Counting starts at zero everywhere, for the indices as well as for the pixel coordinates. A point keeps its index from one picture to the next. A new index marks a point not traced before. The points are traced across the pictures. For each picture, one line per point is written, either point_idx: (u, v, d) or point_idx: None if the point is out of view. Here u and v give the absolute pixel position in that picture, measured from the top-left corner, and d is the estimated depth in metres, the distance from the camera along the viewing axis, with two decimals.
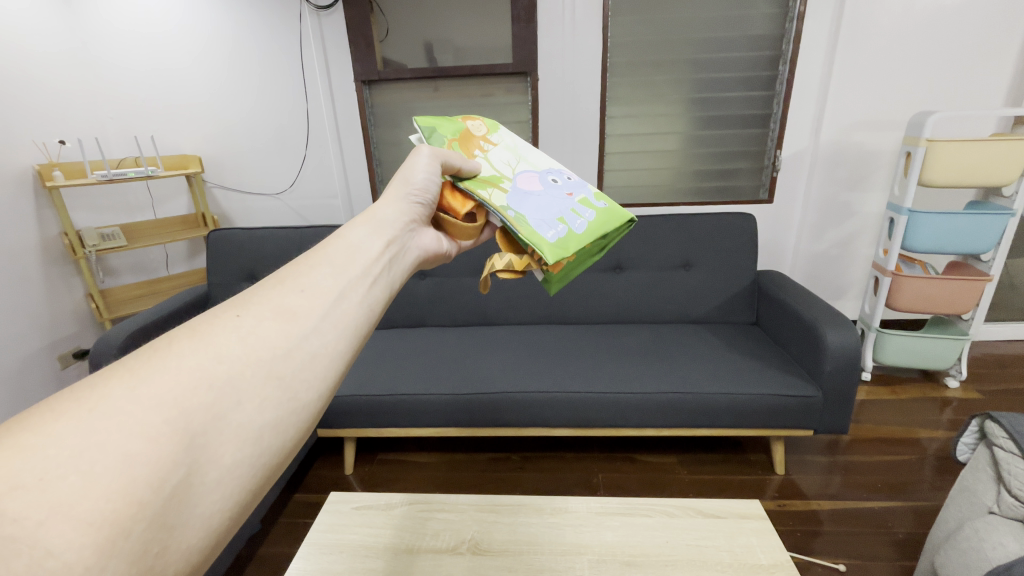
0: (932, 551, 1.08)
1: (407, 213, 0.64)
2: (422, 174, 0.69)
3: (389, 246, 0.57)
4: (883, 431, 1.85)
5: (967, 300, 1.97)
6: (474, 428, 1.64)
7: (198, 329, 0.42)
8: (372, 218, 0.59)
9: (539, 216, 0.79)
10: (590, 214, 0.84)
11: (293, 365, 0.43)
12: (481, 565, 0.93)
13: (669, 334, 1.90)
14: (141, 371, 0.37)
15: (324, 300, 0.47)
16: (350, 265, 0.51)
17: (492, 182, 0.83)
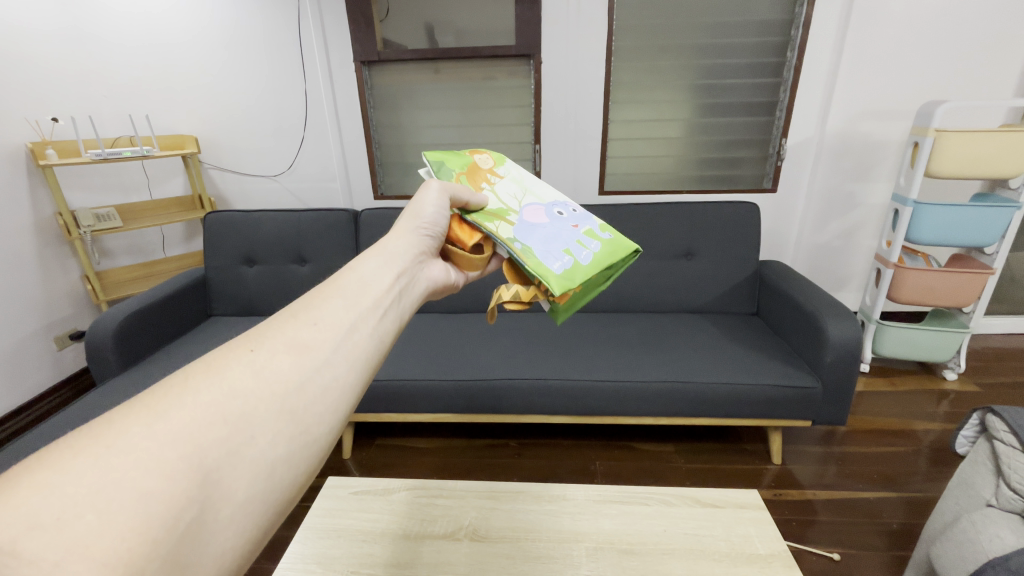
0: (928, 542, 1.08)
1: (416, 246, 0.64)
2: (432, 208, 0.69)
3: (400, 278, 0.58)
4: (879, 423, 1.86)
5: (970, 293, 1.96)
6: (472, 415, 1.64)
7: (213, 365, 0.41)
8: (383, 250, 0.60)
9: (545, 248, 0.77)
10: (595, 245, 0.83)
11: (305, 401, 0.43)
12: (478, 552, 0.93)
13: (669, 324, 1.89)
14: (158, 406, 0.37)
15: (338, 331, 0.47)
16: (361, 298, 0.52)
17: (500, 215, 0.80)
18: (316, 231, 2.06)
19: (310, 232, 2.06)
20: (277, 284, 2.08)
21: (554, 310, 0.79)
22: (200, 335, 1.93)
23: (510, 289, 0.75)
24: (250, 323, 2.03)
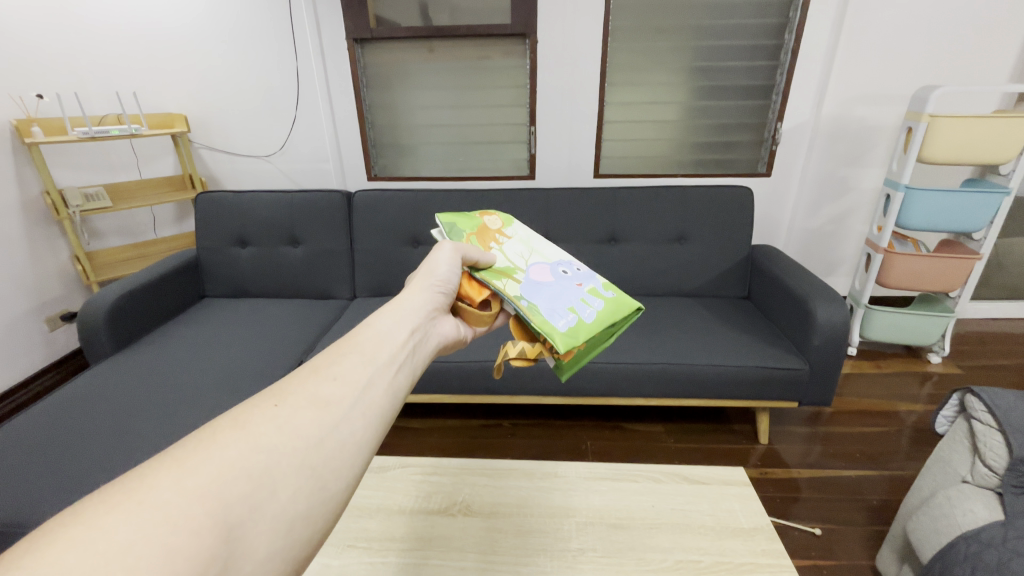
0: (905, 517, 1.13)
1: (430, 301, 0.65)
2: (446, 265, 0.71)
3: (414, 333, 0.58)
4: (864, 404, 1.90)
5: (957, 278, 2.00)
6: (466, 396, 1.66)
7: (240, 419, 0.41)
8: (400, 306, 0.61)
9: (551, 305, 0.77)
10: (599, 303, 0.82)
11: (324, 455, 0.42)
12: (472, 527, 0.96)
13: (662, 308, 1.91)
14: (188, 461, 0.36)
15: (358, 386, 0.48)
16: (377, 353, 0.52)
17: (506, 273, 0.81)
18: (308, 212, 2.05)
19: (303, 213, 2.05)
20: (271, 266, 2.08)
21: (558, 366, 0.76)
22: (194, 316, 1.92)
23: (516, 346, 0.76)
24: (244, 305, 2.03)
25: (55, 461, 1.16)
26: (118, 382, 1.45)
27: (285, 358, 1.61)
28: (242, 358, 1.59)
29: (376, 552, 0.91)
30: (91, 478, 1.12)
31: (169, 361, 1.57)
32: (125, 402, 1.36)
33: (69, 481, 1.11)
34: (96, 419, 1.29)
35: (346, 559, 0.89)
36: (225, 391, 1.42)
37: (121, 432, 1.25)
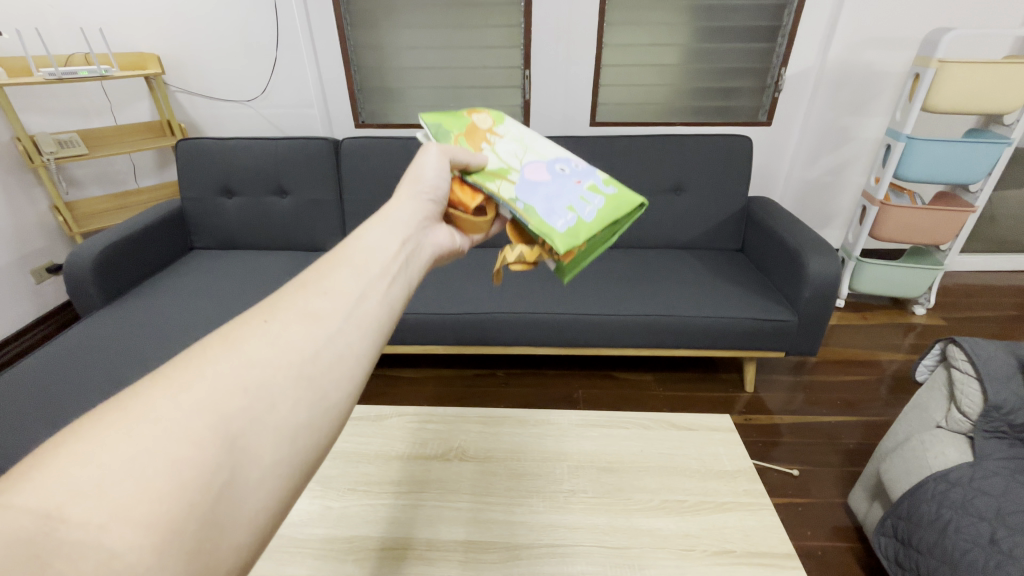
0: (879, 460, 1.18)
1: (420, 211, 0.61)
2: (433, 173, 0.66)
3: (406, 244, 0.55)
4: (848, 354, 1.95)
5: (948, 231, 2.01)
6: (460, 347, 1.68)
7: (230, 335, 0.39)
8: (388, 216, 0.58)
9: (549, 205, 0.76)
10: (598, 199, 0.80)
11: (322, 366, 0.40)
12: (467, 470, 1.00)
13: (655, 260, 1.91)
14: (180, 377, 0.35)
15: (351, 301, 0.45)
16: (368, 265, 0.49)
17: (501, 174, 0.79)
18: (295, 161, 1.98)
19: (289, 161, 1.98)
20: (259, 217, 2.03)
21: (558, 267, 0.77)
22: (183, 268, 1.90)
23: (516, 249, 0.77)
24: (234, 256, 2.00)
25: (56, 412, 1.18)
26: (111, 335, 1.45)
27: None
28: (236, 310, 1.59)
29: (376, 495, 0.95)
30: None
31: (161, 313, 1.57)
32: (121, 354, 1.37)
33: None
34: (92, 371, 1.30)
35: (347, 501, 0.94)
36: None
37: (119, 383, 1.26)
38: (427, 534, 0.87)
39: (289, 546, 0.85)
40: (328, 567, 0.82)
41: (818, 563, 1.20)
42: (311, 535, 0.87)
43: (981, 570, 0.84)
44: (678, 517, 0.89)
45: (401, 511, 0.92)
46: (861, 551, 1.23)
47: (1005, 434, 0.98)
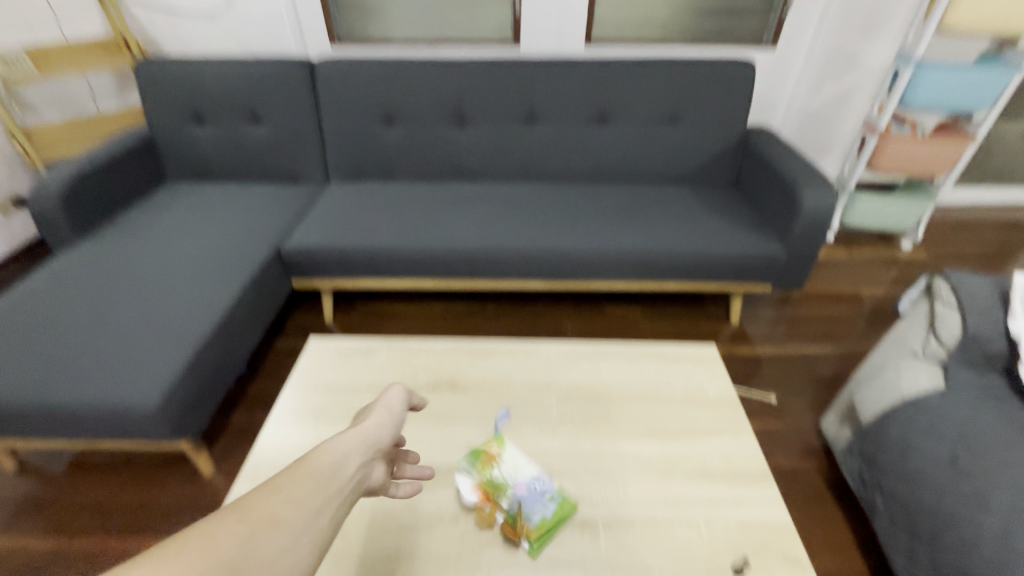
0: (853, 387, 1.23)
1: (381, 435, 0.69)
2: (396, 406, 0.75)
3: (364, 465, 0.62)
4: (831, 288, 1.99)
5: (944, 162, 1.99)
6: (450, 282, 1.67)
7: (228, 511, 0.47)
8: (360, 437, 0.65)
9: (530, 501, 0.80)
10: (551, 507, 0.80)
11: (289, 551, 0.47)
12: (458, 401, 1.02)
13: (648, 193, 1.86)
14: (177, 546, 0.42)
15: (337, 478, 0.57)
16: (339, 477, 0.58)
17: (500, 492, 0.83)
18: (268, 84, 1.84)
19: (260, 85, 1.84)
20: (233, 146, 1.91)
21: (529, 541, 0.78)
22: (157, 201, 1.81)
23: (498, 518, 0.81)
24: (210, 188, 1.90)
25: (40, 347, 1.16)
26: (90, 271, 1.41)
27: (261, 244, 1.55)
28: (217, 245, 1.54)
29: None
30: (81, 362, 1.13)
31: (139, 248, 1.52)
32: (101, 290, 1.34)
33: (58, 365, 1.13)
34: (73, 308, 1.28)
35: (341, 430, 0.96)
36: (202, 279, 1.39)
37: (102, 319, 1.24)
38: (420, 460, 0.91)
39: None
40: None
41: (788, 480, 1.29)
42: None
43: (938, 487, 0.91)
44: (662, 442, 0.93)
45: None
46: (828, 469, 1.32)
47: (976, 363, 1.02)
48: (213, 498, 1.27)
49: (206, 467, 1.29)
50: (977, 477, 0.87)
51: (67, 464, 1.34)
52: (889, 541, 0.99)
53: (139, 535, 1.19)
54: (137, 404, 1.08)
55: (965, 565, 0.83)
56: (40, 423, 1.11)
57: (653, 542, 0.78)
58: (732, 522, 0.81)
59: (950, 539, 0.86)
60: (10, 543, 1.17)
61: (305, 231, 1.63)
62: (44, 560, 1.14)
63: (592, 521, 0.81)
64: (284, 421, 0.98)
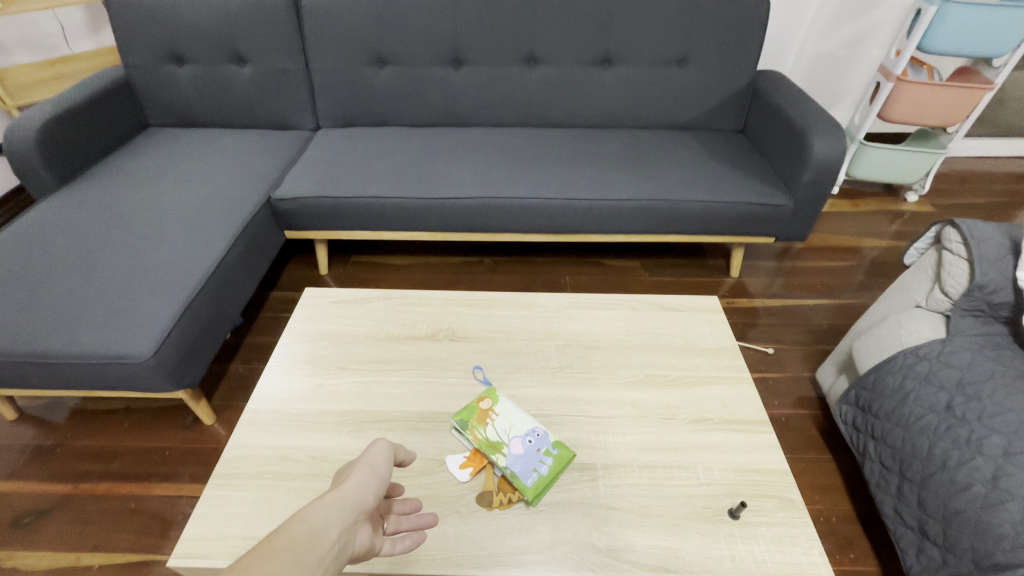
0: (852, 337, 1.24)
1: (367, 494, 0.57)
2: (382, 463, 0.61)
3: (344, 534, 0.51)
4: (834, 241, 1.96)
5: (960, 111, 1.91)
6: (447, 234, 1.64)
7: None
8: (341, 498, 0.54)
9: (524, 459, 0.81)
10: (548, 461, 0.81)
11: None
12: (456, 350, 1.01)
13: (651, 141, 1.79)
14: None
15: (313, 552, 0.46)
16: (315, 551, 0.46)
17: (492, 450, 0.82)
18: (249, 19, 1.71)
19: (241, 21, 1.71)
20: (216, 88, 1.81)
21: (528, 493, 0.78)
22: (138, 148, 1.73)
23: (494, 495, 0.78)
24: (194, 135, 1.82)
25: (28, 298, 1.13)
26: (74, 220, 1.36)
27: (250, 192, 1.50)
28: (204, 193, 1.48)
29: (368, 373, 0.97)
30: (71, 312, 1.11)
31: (123, 197, 1.46)
32: (87, 240, 1.29)
33: (48, 316, 1.10)
34: (59, 258, 1.24)
35: (339, 379, 0.95)
36: (190, 228, 1.35)
37: (89, 269, 1.21)
38: (420, 408, 0.91)
39: (287, 419, 0.89)
40: (327, 437, 0.86)
41: (781, 427, 1.32)
42: (308, 410, 0.90)
43: (932, 432, 0.93)
44: (661, 390, 0.93)
45: (394, 387, 0.94)
46: (820, 417, 1.35)
47: (981, 312, 1.01)
48: (215, 445, 1.28)
49: (207, 416, 1.30)
50: (971, 424, 0.89)
51: (68, 412, 1.35)
52: (880, 483, 1.02)
53: (145, 479, 1.21)
54: (132, 353, 1.07)
55: (954, 505, 0.87)
56: (35, 373, 1.10)
57: (651, 484, 0.80)
58: (729, 466, 0.82)
59: (941, 481, 0.89)
60: (19, 487, 1.20)
61: (296, 179, 1.57)
62: (53, 505, 1.17)
63: (591, 465, 0.82)
64: (281, 370, 0.97)
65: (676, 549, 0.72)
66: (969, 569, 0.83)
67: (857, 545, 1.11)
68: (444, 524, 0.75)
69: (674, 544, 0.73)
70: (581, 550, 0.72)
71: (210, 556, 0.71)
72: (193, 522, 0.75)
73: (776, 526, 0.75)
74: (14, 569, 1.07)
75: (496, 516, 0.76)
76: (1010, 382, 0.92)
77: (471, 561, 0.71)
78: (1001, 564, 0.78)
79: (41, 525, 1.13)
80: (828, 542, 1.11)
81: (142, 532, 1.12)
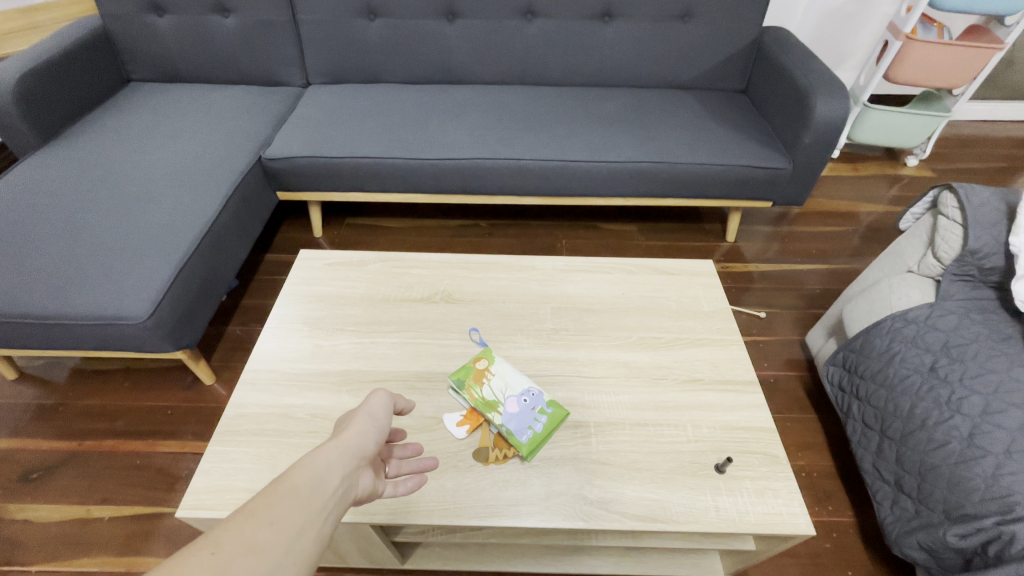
0: (842, 301, 1.25)
1: (368, 441, 0.58)
2: (381, 413, 0.63)
3: (346, 479, 0.52)
4: (831, 206, 1.95)
5: (967, 73, 1.87)
6: (442, 196, 1.61)
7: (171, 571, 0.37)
8: (342, 446, 0.55)
9: (518, 417, 0.83)
10: (543, 419, 0.83)
11: None
12: (451, 312, 1.02)
13: (652, 101, 1.75)
14: None
15: (314, 498, 0.48)
16: (316, 496, 0.48)
17: (488, 408, 0.84)
18: None
19: None
20: (199, 41, 1.73)
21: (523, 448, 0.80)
22: (122, 104, 1.67)
23: (491, 449, 0.81)
24: (179, 90, 1.75)
25: (19, 258, 1.12)
26: (61, 178, 1.33)
27: (239, 152, 1.46)
28: (193, 152, 1.44)
29: (365, 334, 0.98)
30: (65, 272, 1.10)
31: (110, 155, 1.42)
32: (75, 199, 1.27)
33: (42, 276, 1.10)
34: (47, 217, 1.22)
35: (337, 340, 0.96)
36: (180, 188, 1.32)
37: (80, 229, 1.19)
38: (417, 368, 0.92)
39: (286, 378, 0.90)
40: (325, 396, 0.87)
41: (769, 389, 1.35)
42: (306, 369, 0.91)
43: (915, 392, 0.96)
44: (654, 351, 0.95)
45: (391, 348, 0.95)
46: (808, 379, 1.38)
47: (971, 277, 1.02)
48: (216, 404, 1.31)
49: (206, 376, 1.32)
50: (953, 384, 0.92)
51: (68, 372, 1.36)
52: (859, 441, 1.06)
53: (149, 437, 1.24)
54: (129, 314, 1.07)
55: (930, 461, 0.90)
56: (31, 333, 1.10)
57: (642, 441, 0.82)
58: (718, 424, 0.85)
59: (919, 438, 0.93)
60: (25, 444, 1.22)
61: (287, 139, 1.53)
62: (59, 461, 1.20)
63: (584, 423, 0.85)
64: (279, 330, 0.98)
65: (664, 500, 0.76)
66: (939, 519, 0.87)
67: (836, 499, 1.16)
68: (442, 478, 0.78)
69: (662, 496, 0.76)
70: (573, 501, 0.76)
71: (216, 507, 0.74)
72: (199, 476, 0.77)
73: (759, 480, 0.78)
74: (26, 521, 1.10)
75: (492, 470, 0.79)
76: (994, 344, 0.95)
77: (468, 512, 0.74)
78: (969, 514, 0.83)
79: (49, 480, 1.16)
80: (808, 495, 1.16)
81: (148, 487, 1.16)
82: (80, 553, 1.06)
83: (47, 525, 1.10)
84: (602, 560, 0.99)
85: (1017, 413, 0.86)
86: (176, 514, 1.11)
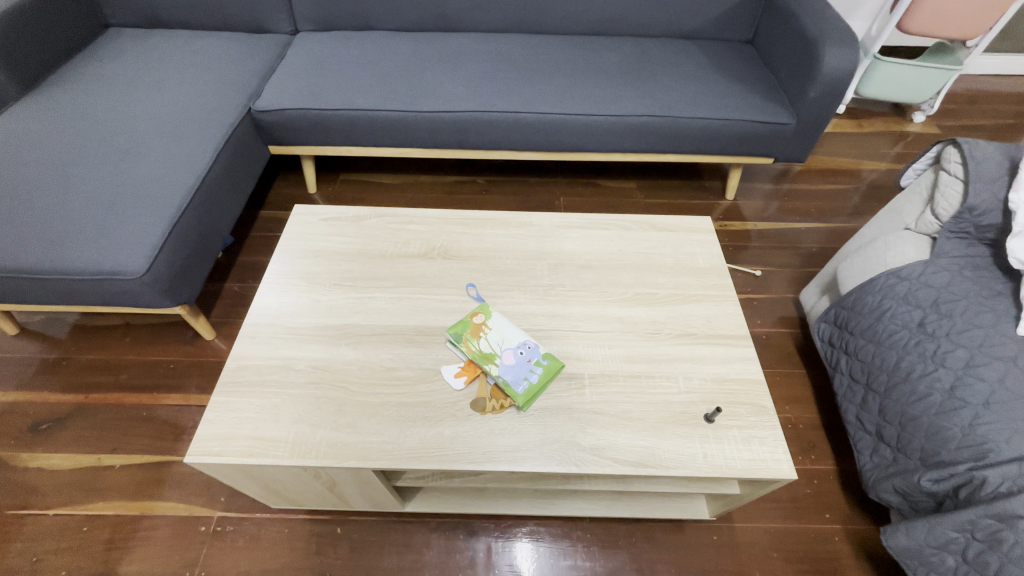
0: (838, 259, 1.26)
1: None
2: None
3: None
4: (834, 163, 1.93)
5: (984, 20, 1.80)
6: (438, 151, 1.58)
7: None
8: None
9: (515, 368, 0.85)
10: (538, 371, 0.86)
11: None
12: (449, 267, 1.02)
13: (655, 51, 1.68)
14: None
15: None
16: None
17: (486, 361, 0.86)
18: None
19: None
20: None
21: (520, 400, 0.83)
22: (101, 52, 1.59)
23: (490, 400, 0.83)
24: (160, 38, 1.67)
25: (8, 212, 1.10)
26: (44, 130, 1.29)
27: (227, 104, 1.41)
28: (180, 103, 1.40)
29: (362, 289, 0.98)
30: (57, 227, 1.09)
31: (93, 106, 1.37)
32: (61, 152, 1.23)
33: (33, 230, 1.08)
34: (34, 170, 1.19)
35: (334, 295, 0.97)
36: (167, 142, 1.28)
37: (69, 182, 1.17)
38: (416, 323, 0.93)
39: (286, 332, 0.91)
40: (324, 350, 0.89)
41: (761, 345, 1.38)
42: (305, 324, 0.93)
43: (902, 347, 0.99)
44: (650, 306, 0.96)
45: (388, 303, 0.96)
46: (800, 335, 1.41)
47: (967, 234, 1.03)
48: (218, 358, 1.33)
49: (206, 332, 1.33)
50: (940, 339, 0.95)
51: (68, 328, 1.38)
52: (845, 394, 1.09)
53: (154, 391, 1.27)
54: (126, 269, 1.06)
55: (911, 411, 0.94)
56: (27, 288, 1.10)
57: (635, 392, 0.85)
58: (708, 376, 0.87)
59: (902, 390, 0.96)
60: (31, 397, 1.25)
61: (276, 90, 1.48)
62: (66, 413, 1.23)
63: (578, 375, 0.87)
64: (277, 286, 0.98)
65: (654, 448, 0.79)
66: (915, 466, 0.92)
67: (819, 448, 1.21)
68: (440, 426, 0.80)
69: (653, 444, 0.79)
70: (566, 448, 0.79)
71: (223, 454, 0.77)
72: (204, 425, 0.80)
73: (746, 429, 0.81)
74: (39, 469, 1.14)
75: (489, 419, 0.82)
76: (982, 299, 0.97)
77: (466, 458, 0.77)
78: (945, 461, 0.87)
79: (58, 431, 1.20)
80: (793, 445, 1.21)
81: (155, 438, 1.19)
82: (95, 499, 1.11)
83: (60, 472, 1.14)
84: (594, 503, 1.05)
85: (999, 366, 0.88)
86: (185, 463, 1.16)
